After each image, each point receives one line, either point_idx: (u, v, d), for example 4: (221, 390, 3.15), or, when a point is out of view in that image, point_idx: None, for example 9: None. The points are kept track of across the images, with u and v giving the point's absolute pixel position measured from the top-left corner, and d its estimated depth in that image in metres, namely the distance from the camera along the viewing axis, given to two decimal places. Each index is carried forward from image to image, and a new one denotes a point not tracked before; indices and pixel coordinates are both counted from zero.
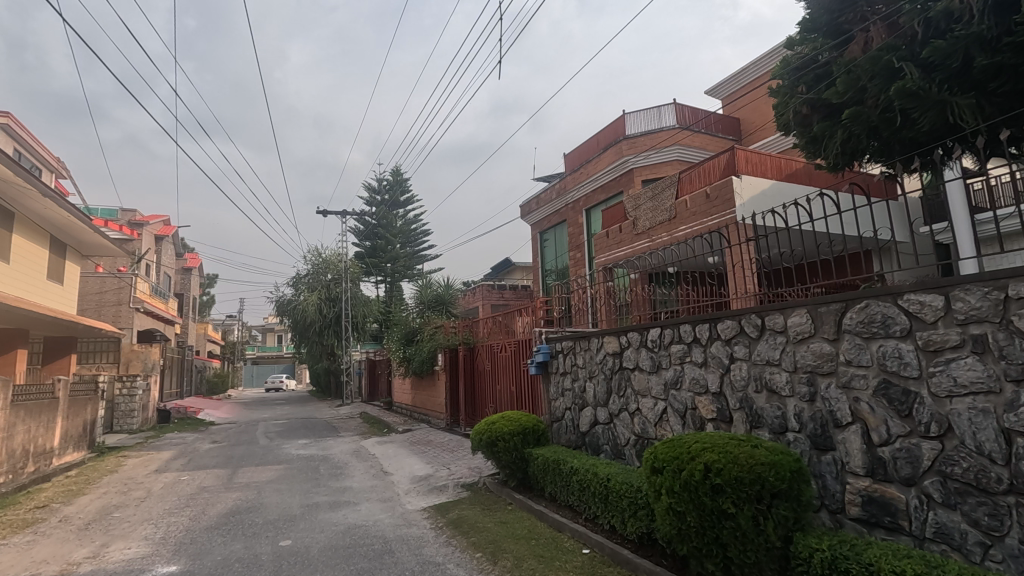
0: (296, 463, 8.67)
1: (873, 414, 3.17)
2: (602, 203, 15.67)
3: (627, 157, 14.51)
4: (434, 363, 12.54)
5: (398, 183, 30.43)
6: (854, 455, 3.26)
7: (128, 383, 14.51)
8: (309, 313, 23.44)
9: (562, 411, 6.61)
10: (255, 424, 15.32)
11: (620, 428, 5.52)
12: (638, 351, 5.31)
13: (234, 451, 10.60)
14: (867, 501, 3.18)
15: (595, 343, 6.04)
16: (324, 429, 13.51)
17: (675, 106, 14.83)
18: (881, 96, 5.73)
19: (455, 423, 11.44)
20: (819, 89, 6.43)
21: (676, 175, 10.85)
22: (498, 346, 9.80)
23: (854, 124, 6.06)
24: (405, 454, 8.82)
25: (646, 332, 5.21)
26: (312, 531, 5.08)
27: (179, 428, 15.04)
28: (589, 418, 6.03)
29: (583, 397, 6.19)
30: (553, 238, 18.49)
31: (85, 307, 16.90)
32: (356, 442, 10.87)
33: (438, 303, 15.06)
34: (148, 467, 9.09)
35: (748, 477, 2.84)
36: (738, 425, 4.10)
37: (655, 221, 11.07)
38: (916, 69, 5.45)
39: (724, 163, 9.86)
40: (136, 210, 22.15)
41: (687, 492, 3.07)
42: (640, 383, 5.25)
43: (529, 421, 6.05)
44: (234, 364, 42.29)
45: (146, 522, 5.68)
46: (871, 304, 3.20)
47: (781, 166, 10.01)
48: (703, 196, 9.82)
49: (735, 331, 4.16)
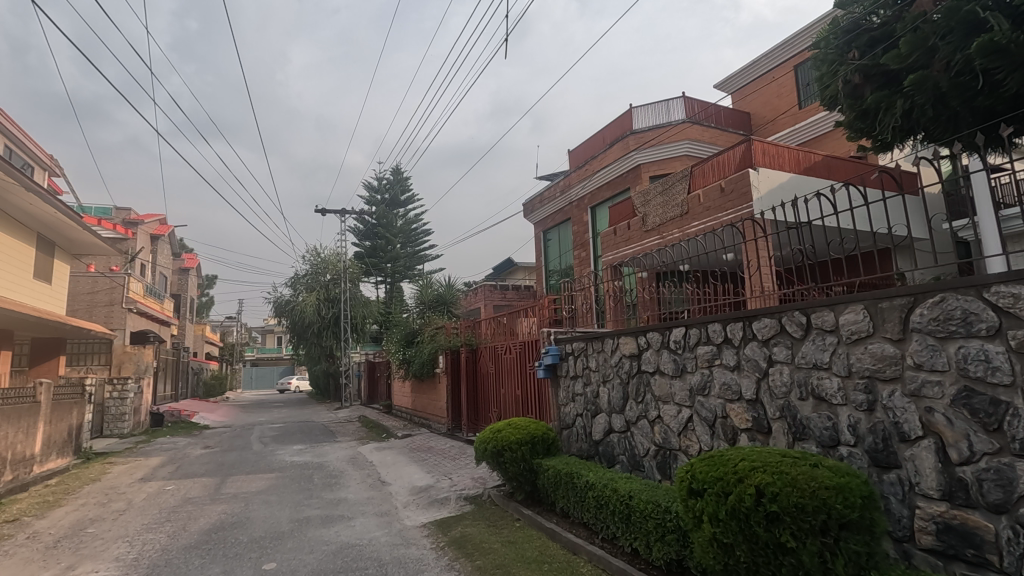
0: (290, 471, 8.19)
1: (950, 427, 2.69)
2: (608, 200, 15.21)
3: (635, 153, 14.02)
4: (435, 366, 12.07)
5: (398, 182, 29.91)
6: (925, 474, 2.78)
7: (119, 386, 14.06)
8: (307, 313, 22.99)
9: (573, 418, 6.16)
10: (251, 428, 14.84)
11: (637, 437, 5.07)
12: (659, 353, 4.84)
13: (225, 458, 10.12)
14: (944, 529, 2.70)
15: (609, 344, 5.59)
16: (322, 434, 13.04)
17: (683, 100, 14.35)
18: (956, 54, 4.60)
19: (456, 428, 10.96)
20: (874, 55, 5.29)
21: (688, 169, 10.40)
22: (502, 348, 9.31)
23: (917, 95, 4.94)
24: (404, 462, 8.34)
25: (668, 332, 4.74)
26: (300, 552, 4.59)
27: (171, 433, 14.57)
28: (603, 426, 5.57)
29: (597, 403, 5.72)
30: (557, 237, 18.02)
31: (76, 308, 16.42)
32: (353, 448, 10.37)
33: (438, 303, 14.59)
34: (134, 476, 8.60)
35: (811, 505, 2.36)
36: (778, 437, 3.63)
37: (665, 217, 10.60)
38: (1006, 20, 4.32)
39: (739, 155, 9.41)
40: (130, 208, 21.67)
41: (735, 520, 2.60)
42: (661, 388, 4.79)
43: (538, 428, 5.57)
44: (233, 366, 41.90)
45: (120, 540, 5.20)
46: (948, 298, 2.73)
47: (799, 159, 9.53)
48: (718, 190, 9.36)
49: (775, 331, 3.70)
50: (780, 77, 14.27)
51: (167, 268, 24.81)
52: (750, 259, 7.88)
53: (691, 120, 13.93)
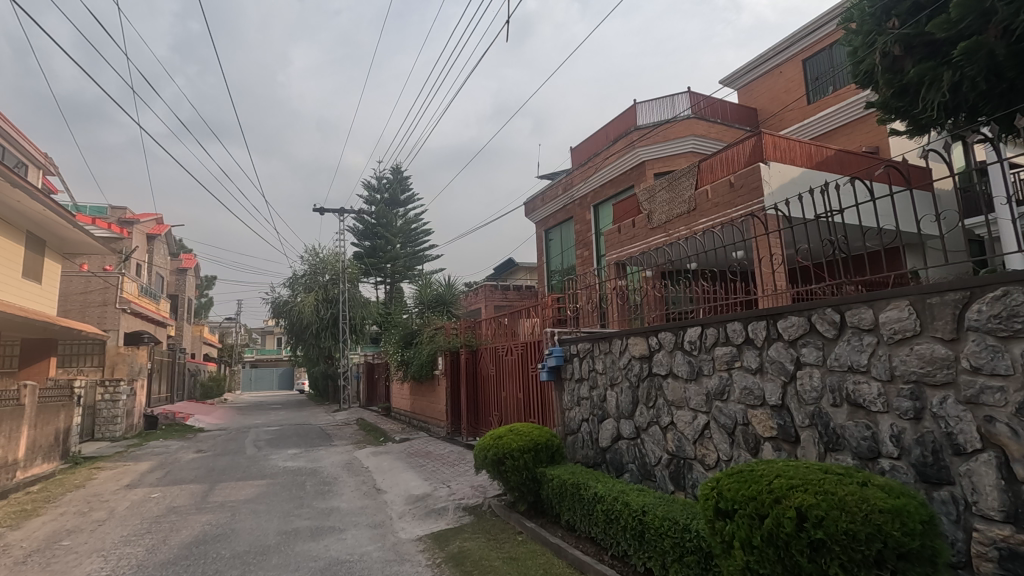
0: (282, 478, 7.85)
1: (1015, 439, 2.34)
2: (611, 198, 14.89)
3: (639, 149, 13.65)
4: (434, 367, 11.74)
5: (398, 181, 29.58)
6: (985, 493, 2.43)
7: (111, 388, 13.74)
8: (306, 314, 22.68)
9: (578, 423, 5.83)
10: (246, 432, 14.51)
11: (648, 445, 4.74)
12: (672, 354, 4.50)
13: (217, 462, 9.78)
14: (1007, 556, 2.35)
15: (616, 345, 5.25)
16: (318, 437, 12.70)
17: (689, 95, 14.03)
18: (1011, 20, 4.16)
19: (456, 432, 10.63)
20: (912, 29, 4.87)
21: (696, 164, 10.08)
22: (503, 349, 8.98)
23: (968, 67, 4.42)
24: (401, 468, 8.00)
25: (682, 332, 4.40)
26: (285, 570, 4.25)
27: (164, 436, 14.24)
28: (611, 432, 5.24)
29: (604, 407, 5.38)
30: (559, 236, 17.70)
31: (68, 308, 16.10)
32: (349, 452, 10.03)
33: (438, 303, 14.27)
34: (120, 482, 8.26)
35: (865, 533, 2.02)
36: (808, 448, 3.30)
37: (672, 214, 10.25)
38: None
39: (749, 149, 9.09)
40: (126, 207, 21.35)
41: (772, 548, 2.26)
42: (674, 393, 4.45)
43: (541, 435, 5.22)
44: (233, 368, 41.64)
45: (94, 554, 4.87)
46: (1012, 292, 2.39)
47: (811, 153, 9.20)
48: (727, 185, 9.03)
49: (804, 330, 3.36)
50: (787, 71, 13.90)
51: (164, 267, 24.50)
52: (760, 257, 7.58)
53: (697, 116, 13.61)
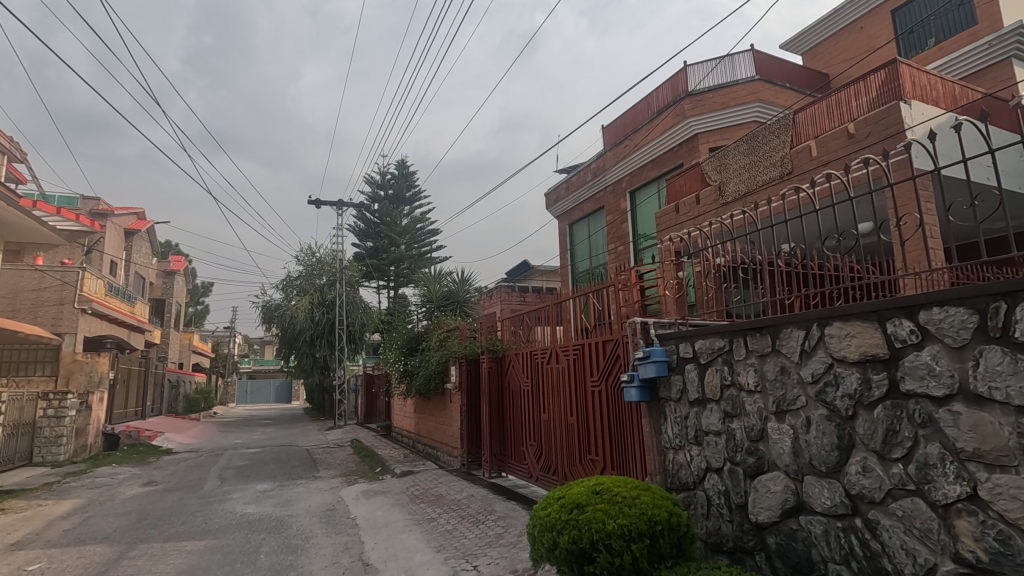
0: (231, 538, 5.43)
1: None
2: (654, 180, 12.56)
3: (691, 120, 11.35)
4: (444, 380, 9.43)
5: (403, 177, 27.54)
6: None
7: (56, 402, 11.52)
8: (298, 319, 20.33)
9: (698, 476, 3.49)
10: (219, 456, 12.12)
11: (888, 536, 2.39)
12: (973, 351, 2.13)
13: (159, 504, 7.40)
14: None
15: (792, 342, 2.92)
16: (300, 466, 10.30)
17: (752, 54, 11.72)
18: None
19: (473, 464, 8.25)
20: None
21: (788, 117, 7.77)
22: (539, 355, 6.59)
23: None
24: (403, 523, 5.57)
25: (1001, 305, 2.05)
26: None
27: (118, 461, 11.84)
28: (782, 499, 2.89)
29: (762, 453, 3.04)
30: (585, 231, 15.27)
31: (16, 307, 13.63)
32: (333, 491, 7.66)
33: (448, 302, 12.06)
34: (10, 537, 5.90)
35: None
36: None
37: (755, 183, 7.91)
38: None
39: (876, 87, 6.81)
40: (99, 199, 19.14)
41: None
42: (979, 434, 2.09)
43: (661, 508, 2.83)
44: (225, 379, 39.19)
45: None
46: None
47: (954, 94, 6.91)
48: (843, 133, 6.71)
49: None
50: (870, 26, 11.67)
51: (145, 267, 22.26)
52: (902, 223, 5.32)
53: (763, 77, 11.34)
